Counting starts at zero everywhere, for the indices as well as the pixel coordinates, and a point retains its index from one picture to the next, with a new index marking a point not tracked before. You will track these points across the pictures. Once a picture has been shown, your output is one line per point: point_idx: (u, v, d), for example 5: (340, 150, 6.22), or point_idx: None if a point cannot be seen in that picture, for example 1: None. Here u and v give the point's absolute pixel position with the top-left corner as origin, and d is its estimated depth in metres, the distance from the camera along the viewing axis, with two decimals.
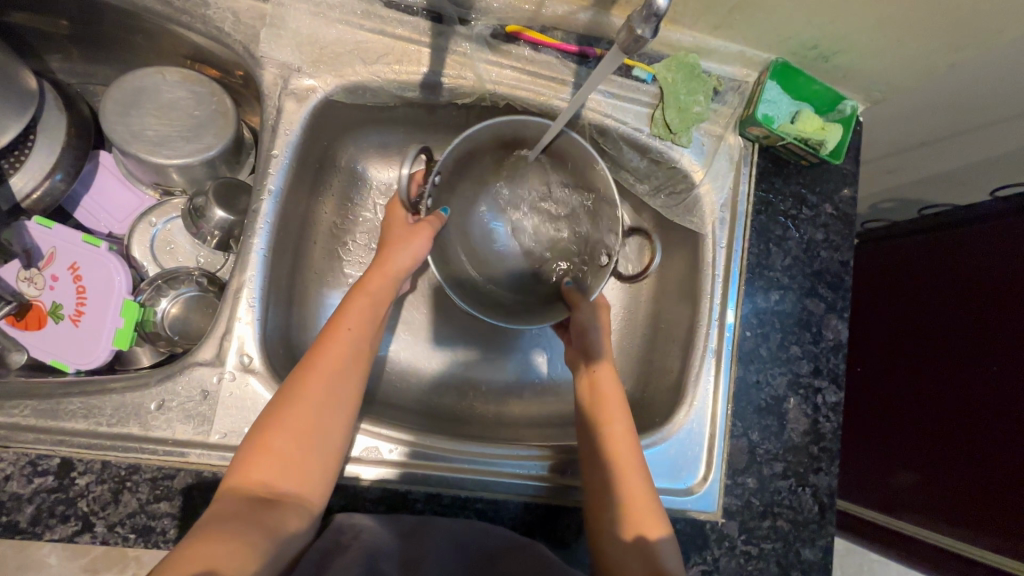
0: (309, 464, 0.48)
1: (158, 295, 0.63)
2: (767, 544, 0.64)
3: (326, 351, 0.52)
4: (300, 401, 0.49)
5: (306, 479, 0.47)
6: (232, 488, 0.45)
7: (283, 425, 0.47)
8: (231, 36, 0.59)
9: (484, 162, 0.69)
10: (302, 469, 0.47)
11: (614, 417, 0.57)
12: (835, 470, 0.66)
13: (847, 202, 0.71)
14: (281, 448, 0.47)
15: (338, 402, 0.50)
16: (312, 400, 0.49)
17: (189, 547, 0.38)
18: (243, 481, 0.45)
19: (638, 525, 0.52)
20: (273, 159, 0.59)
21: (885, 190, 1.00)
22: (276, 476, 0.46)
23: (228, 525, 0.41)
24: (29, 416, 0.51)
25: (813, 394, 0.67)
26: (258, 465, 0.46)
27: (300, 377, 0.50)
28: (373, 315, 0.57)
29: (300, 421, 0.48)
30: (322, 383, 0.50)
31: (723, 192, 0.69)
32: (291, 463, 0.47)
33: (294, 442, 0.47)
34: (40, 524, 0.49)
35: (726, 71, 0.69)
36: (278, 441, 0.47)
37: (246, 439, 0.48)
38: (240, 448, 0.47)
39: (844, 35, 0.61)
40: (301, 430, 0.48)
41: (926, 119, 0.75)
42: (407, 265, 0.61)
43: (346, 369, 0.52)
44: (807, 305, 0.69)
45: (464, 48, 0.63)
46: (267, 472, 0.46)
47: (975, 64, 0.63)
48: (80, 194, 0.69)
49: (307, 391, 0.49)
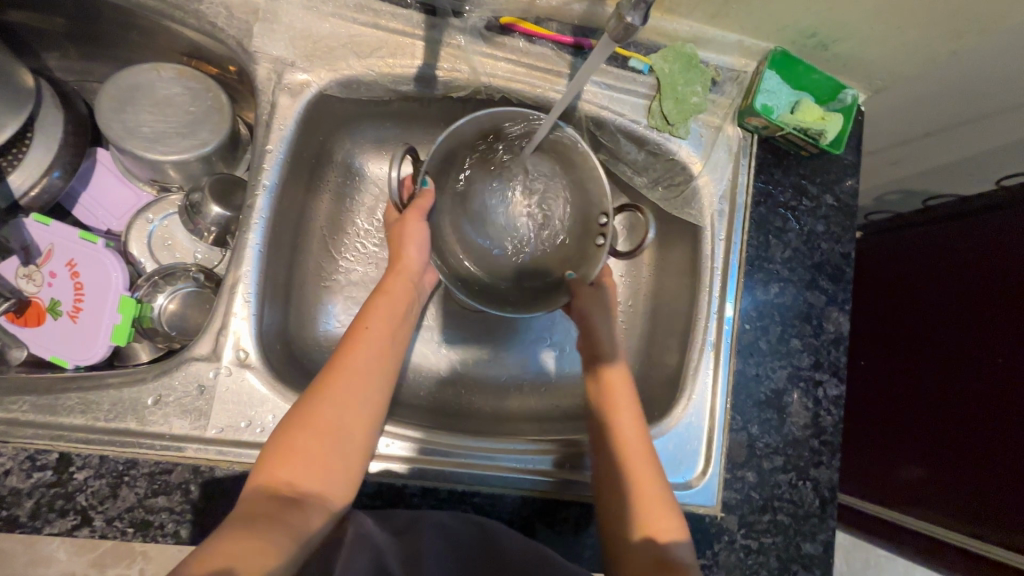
0: (334, 465, 0.48)
1: (155, 290, 0.64)
2: (767, 539, 0.63)
3: (351, 353, 0.52)
4: (323, 402, 0.49)
5: (331, 479, 0.47)
6: (258, 487, 0.45)
7: (307, 426, 0.48)
8: (224, 31, 0.59)
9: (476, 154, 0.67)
10: (325, 470, 0.47)
11: (626, 414, 0.58)
12: (836, 463, 0.65)
13: (849, 193, 0.70)
14: (305, 448, 0.47)
15: (363, 402, 0.51)
16: (335, 402, 0.49)
17: (213, 543, 0.39)
18: (270, 480, 0.45)
19: (649, 521, 0.52)
20: (268, 154, 0.59)
21: (889, 181, 0.98)
22: (301, 476, 0.46)
23: (253, 522, 0.41)
24: (28, 412, 0.52)
25: (814, 386, 0.66)
26: (284, 465, 0.46)
27: (324, 379, 0.50)
28: (396, 313, 0.57)
29: (325, 422, 0.48)
30: (346, 384, 0.50)
31: (722, 183, 0.68)
32: (317, 464, 0.47)
33: (318, 443, 0.47)
34: (40, 518, 0.50)
35: (725, 61, 0.68)
36: (302, 440, 0.47)
37: (268, 442, 0.48)
38: (266, 448, 0.47)
39: (843, 22, 0.60)
40: (325, 430, 0.48)
41: (928, 108, 0.74)
42: (416, 260, 0.62)
43: (370, 369, 0.52)
44: (807, 297, 0.68)
45: (458, 40, 0.62)
46: (293, 471, 0.46)
47: (977, 51, 0.62)
48: (79, 190, 0.69)
49: (331, 392, 0.49)
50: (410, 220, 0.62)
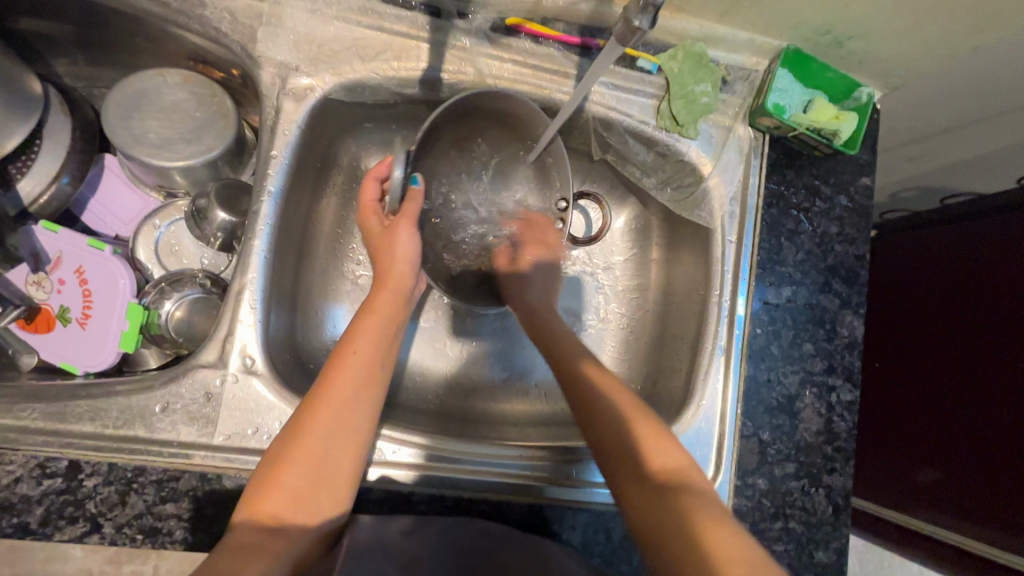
0: (319, 496, 0.47)
1: (162, 296, 0.64)
2: (779, 546, 0.62)
3: (338, 378, 0.51)
4: (308, 434, 0.48)
5: (318, 512, 0.47)
6: (244, 521, 0.44)
7: (295, 460, 0.47)
8: (229, 37, 0.59)
9: (445, 143, 0.67)
10: (312, 503, 0.47)
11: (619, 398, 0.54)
12: (850, 471, 0.64)
13: (864, 193, 0.68)
14: (291, 482, 0.46)
15: (350, 431, 0.49)
16: (319, 434, 0.48)
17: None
18: (256, 515, 0.45)
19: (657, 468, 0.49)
20: (273, 160, 0.59)
21: (905, 178, 0.96)
22: (288, 511, 0.46)
23: (240, 558, 0.42)
24: (37, 420, 0.52)
25: (827, 391, 0.65)
26: (269, 499, 0.45)
27: (310, 408, 0.49)
28: (383, 336, 0.55)
29: (311, 455, 0.47)
30: (331, 415, 0.49)
31: (732, 185, 0.67)
32: (302, 497, 0.46)
33: (304, 476, 0.47)
34: (51, 525, 0.50)
35: (735, 60, 0.66)
36: (289, 474, 0.46)
37: (255, 475, 0.47)
38: (253, 480, 0.47)
39: (859, 18, 0.58)
40: (311, 464, 0.47)
41: (947, 105, 0.72)
42: (403, 271, 0.60)
43: (357, 397, 0.50)
44: (820, 300, 0.66)
45: (463, 42, 0.62)
46: (279, 505, 0.45)
47: (1000, 46, 0.60)
48: (87, 198, 0.69)
49: (316, 423, 0.48)
50: (400, 228, 0.60)
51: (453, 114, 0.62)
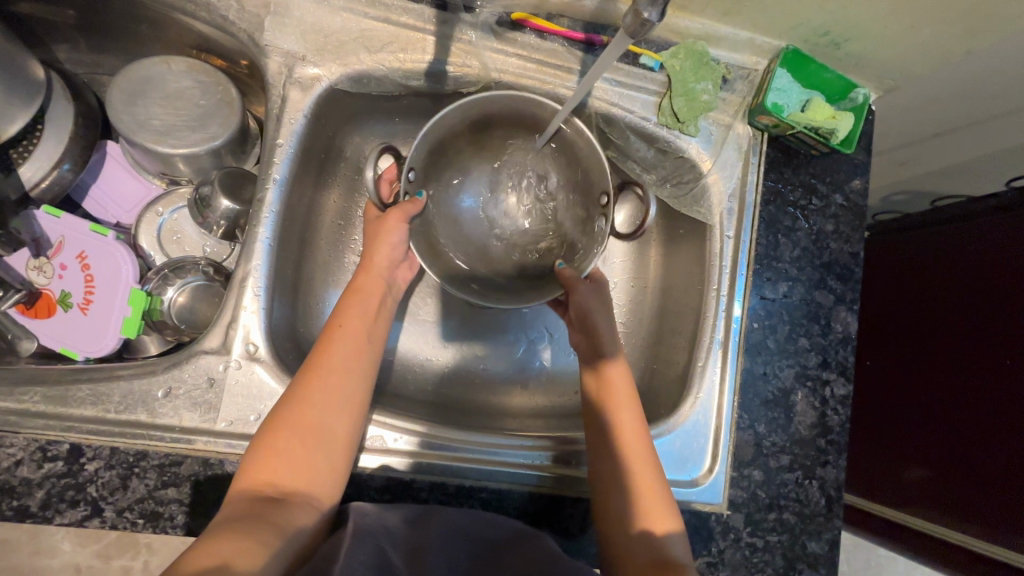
0: (315, 464, 0.48)
1: (165, 283, 0.64)
2: (772, 537, 0.63)
3: (327, 353, 0.53)
4: (302, 404, 0.49)
5: (316, 479, 0.47)
6: (243, 490, 0.45)
7: (290, 427, 0.48)
8: (236, 25, 0.59)
9: (463, 144, 0.68)
10: (309, 471, 0.47)
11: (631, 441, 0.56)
12: (842, 463, 0.66)
13: (858, 193, 0.70)
14: (285, 448, 0.47)
15: (342, 403, 0.51)
16: (313, 404, 0.49)
17: (197, 550, 0.38)
18: (254, 483, 0.45)
19: (647, 511, 0.53)
20: (277, 148, 0.59)
21: (897, 181, 0.99)
22: (284, 477, 0.46)
23: (241, 522, 0.42)
24: (39, 403, 0.52)
25: (821, 386, 0.66)
26: (267, 467, 0.46)
27: (302, 381, 0.50)
28: (368, 317, 0.57)
29: (306, 424, 0.48)
30: (324, 387, 0.50)
31: (731, 182, 0.68)
32: (299, 465, 0.47)
33: (298, 443, 0.48)
34: (51, 508, 0.50)
35: (736, 59, 0.68)
36: (283, 441, 0.47)
37: (251, 446, 0.48)
38: (248, 452, 0.48)
39: (856, 19, 0.59)
40: (305, 432, 0.48)
41: (938, 109, 0.74)
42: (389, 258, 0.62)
43: (347, 372, 0.52)
44: (816, 296, 0.68)
45: (469, 36, 0.62)
46: (275, 472, 0.46)
47: (990, 52, 0.61)
48: (89, 183, 0.70)
49: (309, 395, 0.50)
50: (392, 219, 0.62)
51: (469, 115, 0.62)
